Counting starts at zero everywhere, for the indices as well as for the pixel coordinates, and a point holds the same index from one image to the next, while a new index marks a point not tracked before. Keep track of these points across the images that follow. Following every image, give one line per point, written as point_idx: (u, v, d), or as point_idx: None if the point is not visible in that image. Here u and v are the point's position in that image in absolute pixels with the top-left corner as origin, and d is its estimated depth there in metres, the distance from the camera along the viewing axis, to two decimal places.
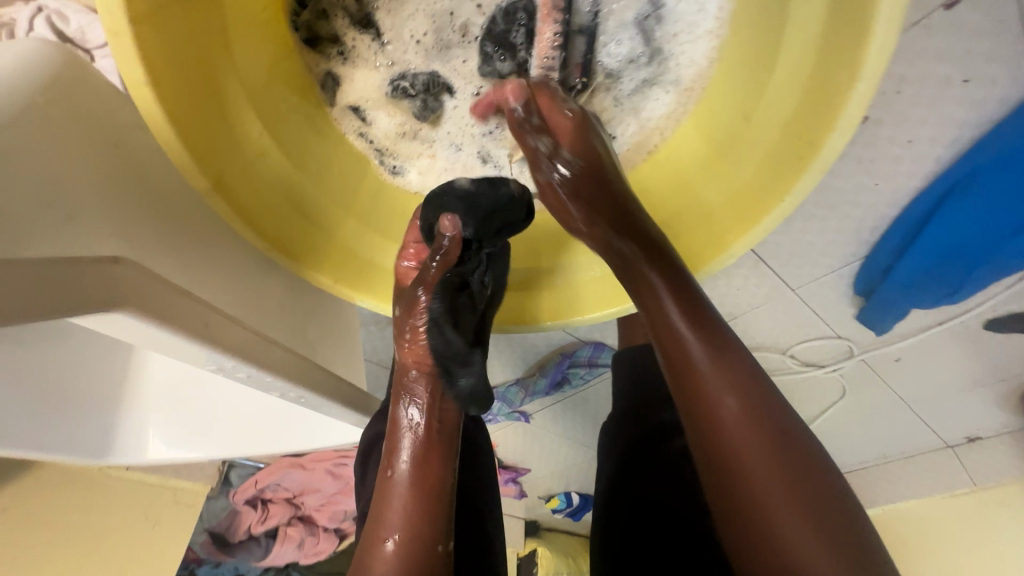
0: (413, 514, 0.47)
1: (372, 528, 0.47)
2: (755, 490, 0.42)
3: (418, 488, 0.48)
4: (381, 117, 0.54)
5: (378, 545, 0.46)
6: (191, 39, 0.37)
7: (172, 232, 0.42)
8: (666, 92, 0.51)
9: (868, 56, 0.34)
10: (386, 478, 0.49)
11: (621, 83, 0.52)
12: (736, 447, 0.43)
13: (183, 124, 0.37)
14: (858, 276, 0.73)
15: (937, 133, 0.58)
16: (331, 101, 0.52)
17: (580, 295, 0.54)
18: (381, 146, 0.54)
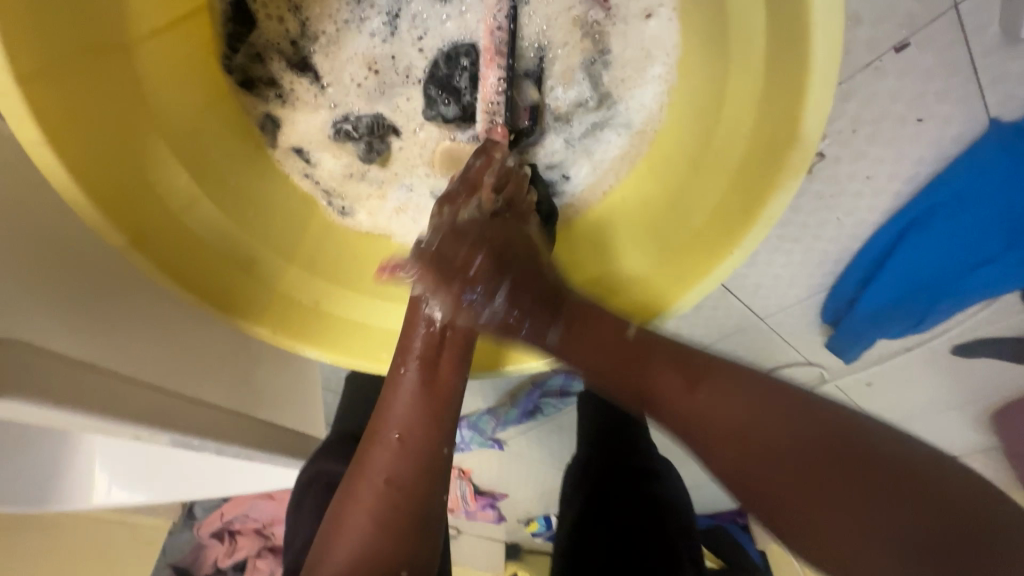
0: (406, 464, 0.46)
1: (359, 473, 0.46)
2: (790, 494, 0.37)
3: (411, 442, 0.46)
4: (325, 159, 0.52)
5: (367, 489, 0.45)
6: (92, 95, 0.36)
7: (87, 292, 0.40)
8: (619, 135, 0.50)
9: (806, 122, 0.35)
10: (375, 427, 0.48)
11: (571, 127, 0.51)
12: (762, 452, 0.38)
13: (94, 180, 0.35)
14: (824, 306, 0.69)
15: (896, 170, 0.57)
16: (273, 144, 0.50)
17: None
18: (328, 188, 0.52)
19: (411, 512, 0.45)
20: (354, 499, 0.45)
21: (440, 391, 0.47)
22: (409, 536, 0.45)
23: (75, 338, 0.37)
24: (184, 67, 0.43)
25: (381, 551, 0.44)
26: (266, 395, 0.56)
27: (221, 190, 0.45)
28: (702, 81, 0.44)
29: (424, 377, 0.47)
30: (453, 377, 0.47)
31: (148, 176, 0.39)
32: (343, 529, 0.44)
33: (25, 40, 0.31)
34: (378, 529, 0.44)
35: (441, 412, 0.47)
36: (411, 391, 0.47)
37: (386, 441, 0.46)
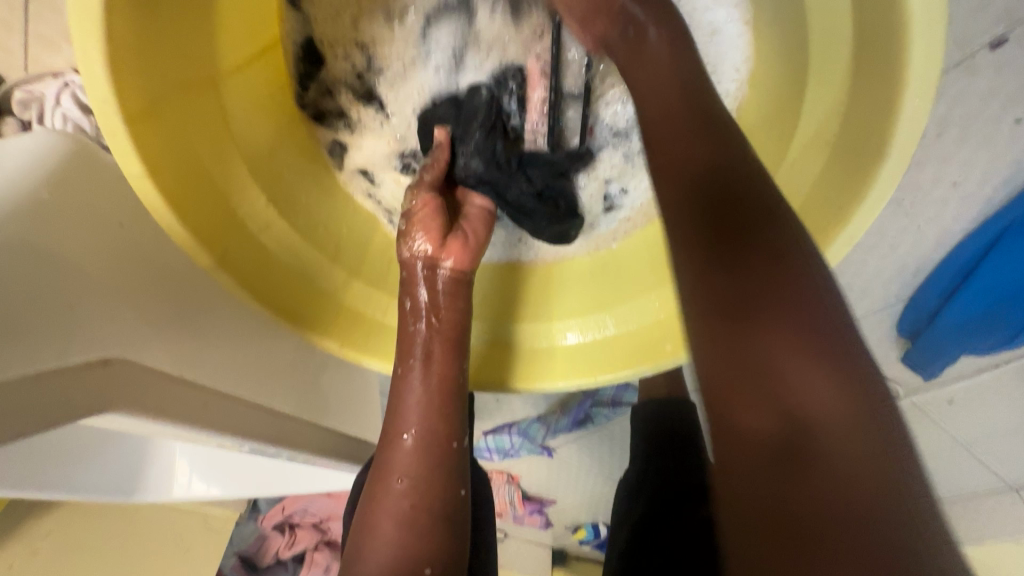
0: (421, 464, 0.47)
1: (377, 479, 0.47)
2: (806, 385, 0.28)
3: (424, 442, 0.47)
4: (390, 181, 0.53)
5: (389, 492, 0.46)
6: (189, 127, 0.39)
7: (176, 306, 0.43)
8: None
9: (895, 138, 0.33)
10: (388, 433, 0.48)
11: (630, 140, 0.53)
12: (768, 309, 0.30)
13: (184, 205, 0.38)
14: (901, 317, 0.65)
15: (989, 173, 0.52)
16: (341, 168, 0.52)
17: (555, 361, 0.49)
18: (390, 207, 0.54)
19: (433, 508, 0.46)
20: (379, 505, 0.46)
21: (445, 386, 0.47)
22: (433, 533, 0.46)
23: (164, 348, 0.40)
24: (262, 95, 0.45)
25: (408, 549, 0.44)
26: (330, 403, 0.58)
27: (292, 211, 0.47)
28: (772, 92, 0.42)
29: (426, 377, 0.47)
30: (454, 371, 0.48)
31: (230, 200, 0.42)
32: (373, 532, 0.45)
33: (129, 83, 0.34)
34: (405, 528, 0.45)
35: (450, 409, 0.48)
36: (418, 392, 0.47)
37: (400, 444, 0.47)
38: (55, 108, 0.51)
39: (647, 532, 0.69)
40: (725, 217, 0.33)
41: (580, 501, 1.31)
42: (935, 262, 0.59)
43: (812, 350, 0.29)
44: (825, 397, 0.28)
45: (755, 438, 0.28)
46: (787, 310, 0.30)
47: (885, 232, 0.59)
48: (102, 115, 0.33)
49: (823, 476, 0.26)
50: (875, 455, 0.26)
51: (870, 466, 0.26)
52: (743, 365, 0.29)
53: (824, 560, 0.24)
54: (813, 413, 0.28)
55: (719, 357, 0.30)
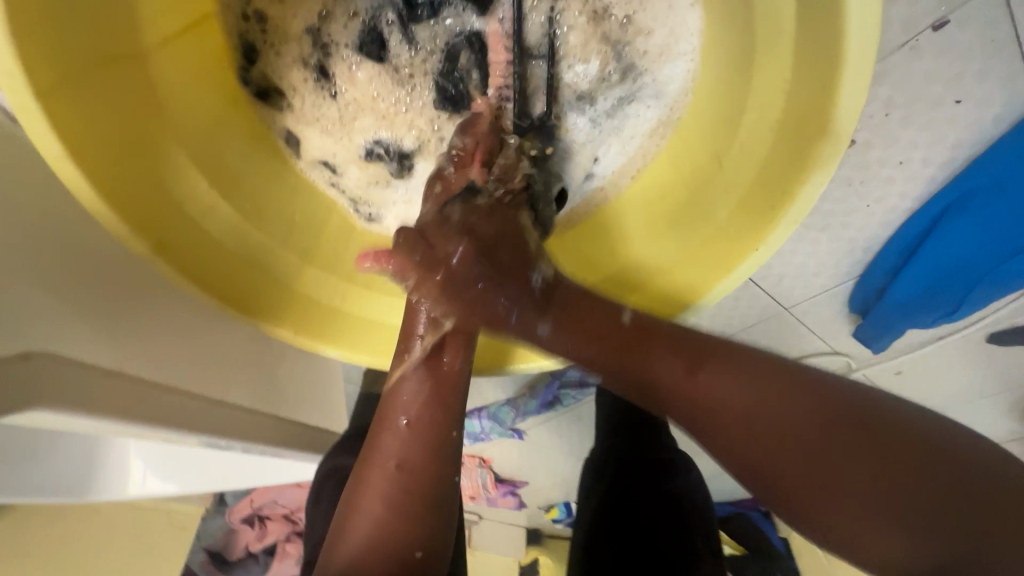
0: (414, 447, 0.46)
1: (366, 460, 0.47)
2: (805, 480, 0.37)
3: (417, 427, 0.46)
4: (350, 169, 0.52)
5: (376, 473, 0.46)
6: (117, 106, 0.36)
7: (115, 297, 0.41)
8: (647, 107, 0.48)
9: (835, 118, 0.34)
10: (384, 413, 0.47)
11: (596, 104, 0.49)
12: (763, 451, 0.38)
13: (116, 191, 0.36)
14: (853, 294, 0.69)
15: (931, 153, 0.54)
16: (298, 156, 0.50)
17: (535, 342, 0.48)
18: (353, 196, 0.52)
19: (425, 495, 0.45)
20: (365, 485, 0.45)
21: (447, 374, 0.47)
22: (422, 517, 0.45)
23: (97, 343, 0.38)
24: (199, 70, 0.43)
25: (393, 533, 0.44)
26: (290, 393, 0.57)
27: (238, 196, 0.45)
28: (725, 72, 0.43)
29: (430, 361, 0.46)
30: (459, 358, 0.47)
31: (166, 183, 0.39)
32: (359, 511, 0.45)
33: (42, 56, 0.31)
34: (392, 512, 0.44)
35: (449, 396, 0.47)
36: (418, 375, 0.46)
37: (394, 426, 0.46)
38: None
39: (609, 509, 0.71)
40: (650, 344, 0.41)
41: (551, 481, 1.34)
42: (882, 241, 0.62)
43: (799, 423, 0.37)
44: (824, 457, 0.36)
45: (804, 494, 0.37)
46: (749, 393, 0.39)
47: (835, 211, 0.61)
48: (11, 91, 0.31)
49: (826, 504, 0.37)
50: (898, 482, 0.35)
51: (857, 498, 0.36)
52: (763, 482, 0.39)
53: (881, 553, 0.36)
54: (816, 504, 0.37)
55: (716, 436, 0.40)
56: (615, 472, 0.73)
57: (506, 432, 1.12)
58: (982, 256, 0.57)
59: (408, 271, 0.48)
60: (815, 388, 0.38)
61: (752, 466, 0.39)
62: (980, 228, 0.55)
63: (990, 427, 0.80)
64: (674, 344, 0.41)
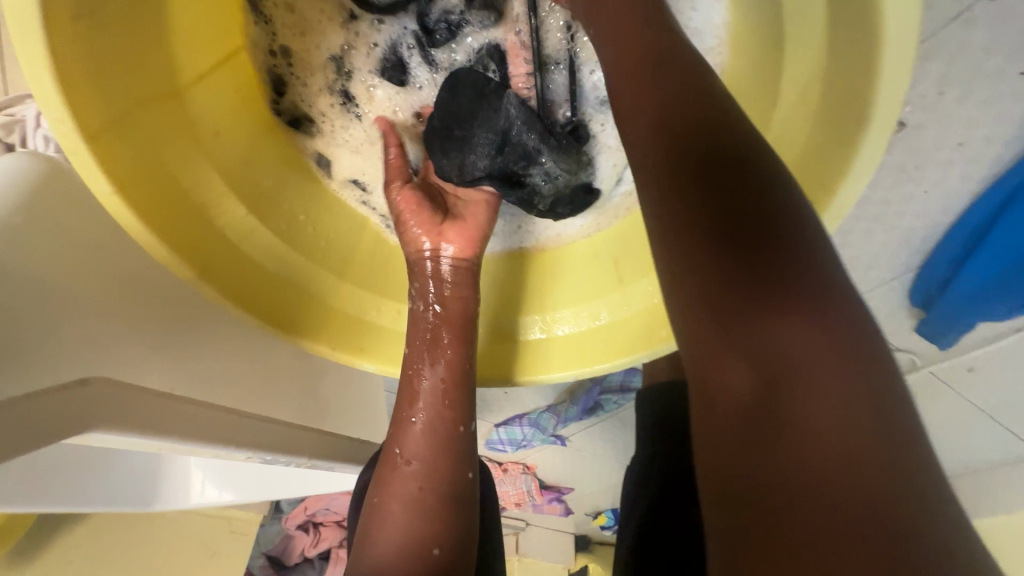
0: (428, 446, 0.48)
1: (386, 459, 0.49)
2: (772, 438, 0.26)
3: (432, 425, 0.48)
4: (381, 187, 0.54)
5: (395, 470, 0.48)
6: (158, 142, 0.38)
7: (165, 321, 0.43)
8: None
9: (877, 100, 0.31)
10: (396, 415, 0.49)
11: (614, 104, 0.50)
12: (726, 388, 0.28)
13: (160, 223, 0.38)
14: (913, 288, 0.65)
15: (995, 131, 0.50)
16: (330, 177, 0.52)
17: (548, 354, 0.49)
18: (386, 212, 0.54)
19: (442, 490, 0.47)
20: (386, 487, 0.47)
21: (450, 371, 0.48)
22: (445, 513, 0.47)
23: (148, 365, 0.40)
24: (233, 102, 0.45)
25: (416, 530, 0.45)
26: (332, 407, 0.59)
27: (275, 220, 0.47)
28: (755, 62, 0.41)
29: (435, 362, 0.47)
30: (461, 357, 0.48)
31: (207, 212, 0.41)
32: (382, 515, 0.46)
33: (88, 103, 0.34)
34: (416, 510, 0.46)
35: (456, 394, 0.48)
36: (428, 375, 0.47)
37: (409, 426, 0.48)
38: (37, 132, 0.51)
39: (652, 519, 0.69)
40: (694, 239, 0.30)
41: (598, 487, 1.32)
42: (944, 231, 0.58)
43: (835, 353, 0.27)
44: (837, 434, 0.25)
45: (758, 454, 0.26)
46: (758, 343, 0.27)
47: (888, 200, 0.57)
48: (64, 138, 0.33)
49: (793, 488, 0.24)
50: (876, 461, 0.24)
51: (860, 479, 0.24)
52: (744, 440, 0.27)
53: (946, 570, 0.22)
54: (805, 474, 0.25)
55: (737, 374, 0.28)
56: (656, 482, 0.71)
57: (549, 438, 1.11)
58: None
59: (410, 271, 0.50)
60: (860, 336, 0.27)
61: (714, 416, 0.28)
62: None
63: None
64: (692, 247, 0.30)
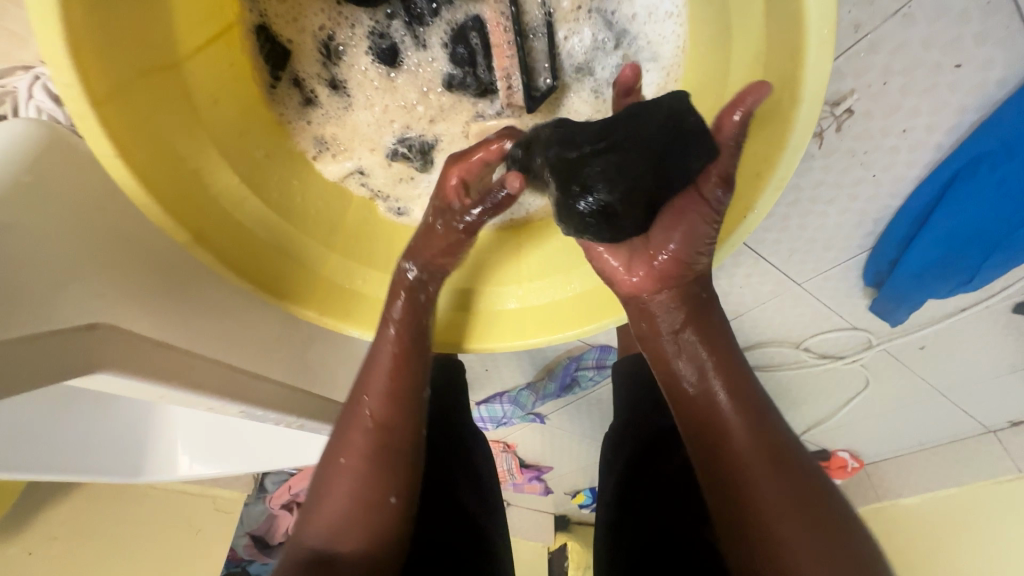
0: (389, 411, 0.51)
1: (343, 430, 0.51)
2: (774, 505, 0.44)
3: (391, 398, 0.51)
4: (376, 168, 0.56)
5: (358, 431, 0.51)
6: (156, 111, 0.41)
7: (165, 281, 0.46)
8: (648, 71, 0.50)
9: (806, 85, 0.36)
10: (359, 390, 0.52)
11: (596, 73, 0.52)
12: (750, 438, 0.47)
13: (159, 187, 0.40)
14: (867, 268, 0.71)
15: (934, 120, 0.55)
16: (319, 157, 0.55)
17: (521, 322, 0.54)
18: (381, 192, 0.58)
19: (398, 449, 0.51)
20: (347, 447, 0.50)
21: (412, 352, 0.52)
22: (399, 468, 0.50)
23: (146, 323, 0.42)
24: (227, 76, 0.47)
25: (370, 485, 0.49)
26: (322, 373, 0.62)
27: (267, 191, 0.50)
28: (714, 51, 0.45)
29: (401, 336, 0.52)
30: (423, 336, 0.53)
31: (204, 179, 0.44)
32: (340, 474, 0.50)
33: (92, 68, 0.35)
34: (369, 468, 0.49)
35: (417, 370, 0.53)
36: (393, 347, 0.52)
37: (367, 399, 0.51)
38: (29, 101, 0.53)
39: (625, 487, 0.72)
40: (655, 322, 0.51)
41: (577, 465, 1.37)
42: (891, 218, 0.64)
43: (755, 437, 0.47)
44: (761, 489, 0.45)
45: (746, 484, 0.45)
46: (732, 451, 0.47)
47: (841, 183, 0.62)
48: (70, 102, 0.35)
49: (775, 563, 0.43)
50: (809, 513, 0.44)
51: (802, 527, 0.43)
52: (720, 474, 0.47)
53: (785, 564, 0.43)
54: (770, 507, 0.44)
55: (722, 455, 0.47)
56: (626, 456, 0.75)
57: (529, 416, 1.15)
58: (988, 228, 0.58)
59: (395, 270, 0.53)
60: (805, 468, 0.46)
61: (715, 451, 0.48)
62: (985, 198, 0.56)
63: (1008, 388, 0.87)
64: (724, 363, 0.50)
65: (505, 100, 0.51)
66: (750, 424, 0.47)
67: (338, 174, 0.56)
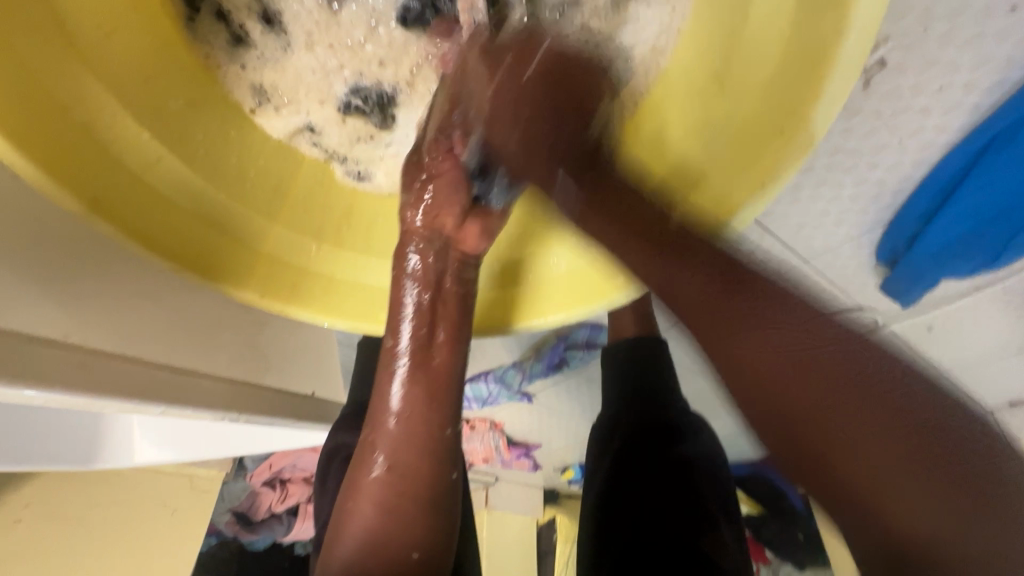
0: (405, 450, 0.47)
1: (360, 464, 0.48)
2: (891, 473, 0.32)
3: (410, 431, 0.47)
4: (330, 125, 0.49)
5: (368, 476, 0.47)
6: (23, 46, 0.32)
7: (63, 266, 0.39)
8: (649, 8, 0.42)
9: (854, 12, 0.28)
10: (374, 414, 0.48)
11: (584, 8, 0.44)
12: (840, 423, 0.33)
13: (34, 142, 0.32)
14: (879, 245, 0.62)
15: (976, 76, 0.46)
16: (257, 108, 0.46)
17: (550, 292, 0.46)
18: (337, 153, 0.50)
19: (418, 495, 0.47)
20: (358, 490, 0.47)
21: (437, 374, 0.47)
22: (421, 515, 0.47)
23: (31, 320, 0.35)
24: (126, 6, 0.39)
25: (392, 534, 0.46)
26: (274, 359, 0.56)
27: (189, 150, 0.41)
28: None
29: (422, 362, 0.47)
30: (450, 357, 0.47)
31: (100, 136, 0.36)
32: (354, 515, 0.47)
33: None
34: (389, 515, 0.46)
35: (439, 396, 0.47)
36: (408, 366, 0.46)
37: (383, 427, 0.47)
38: None
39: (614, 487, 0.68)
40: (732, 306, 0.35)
41: (566, 444, 1.33)
42: (915, 184, 0.55)
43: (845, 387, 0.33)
44: (890, 455, 0.32)
45: (826, 445, 0.33)
46: (839, 408, 0.33)
47: (861, 149, 0.54)
48: None
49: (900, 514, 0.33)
50: (931, 444, 0.33)
51: (919, 485, 0.32)
52: (800, 452, 0.34)
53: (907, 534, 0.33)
54: (868, 473, 0.33)
55: (767, 408, 0.35)
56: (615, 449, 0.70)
57: (515, 395, 1.10)
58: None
59: (394, 287, 0.46)
60: (901, 403, 0.33)
61: (767, 408, 0.35)
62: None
63: None
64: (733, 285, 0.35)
65: (469, 39, 0.45)
66: (812, 387, 0.33)
67: (284, 131, 0.48)
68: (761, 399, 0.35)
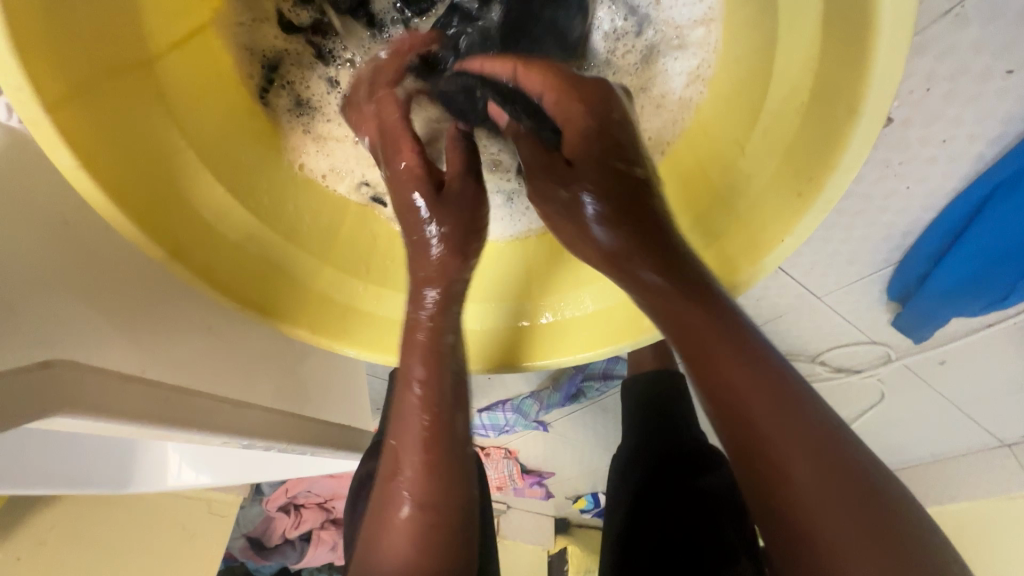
0: (415, 521, 0.40)
1: (372, 533, 0.41)
2: (779, 448, 0.35)
3: (424, 495, 0.41)
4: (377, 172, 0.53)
5: (386, 553, 0.39)
6: (127, 114, 0.37)
7: (132, 306, 0.42)
8: (676, 63, 0.47)
9: (867, 99, 0.32)
10: (388, 475, 0.42)
11: (616, 68, 0.50)
12: (783, 439, 0.35)
13: (129, 198, 0.36)
14: (892, 282, 0.65)
15: (979, 130, 0.49)
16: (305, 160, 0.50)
17: (560, 336, 0.49)
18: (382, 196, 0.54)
19: (446, 564, 0.40)
20: (368, 569, 0.40)
21: (449, 424, 0.43)
22: None
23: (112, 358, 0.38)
24: (209, 74, 0.44)
25: None
26: (310, 390, 0.59)
27: (253, 199, 0.45)
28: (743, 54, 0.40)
29: (432, 405, 0.43)
30: (457, 408, 0.43)
31: (182, 191, 0.40)
32: None
33: (49, 70, 0.32)
34: None
35: (454, 451, 0.43)
36: (427, 417, 0.43)
37: (401, 460, 0.44)
38: None
39: (635, 516, 0.69)
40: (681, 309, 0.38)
41: (580, 472, 1.33)
42: (924, 227, 0.58)
43: (777, 386, 0.36)
44: (811, 480, 0.34)
45: (736, 394, 0.36)
46: (784, 425, 0.35)
47: (872, 195, 0.57)
48: (23, 108, 0.31)
49: (808, 527, 0.33)
50: (825, 449, 0.35)
51: (789, 432, 0.35)
52: (728, 409, 0.37)
53: (805, 517, 0.34)
54: (785, 455, 0.35)
55: (708, 381, 0.37)
56: (636, 477, 0.72)
57: (531, 424, 1.11)
58: None
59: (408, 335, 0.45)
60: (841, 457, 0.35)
61: (693, 338, 0.38)
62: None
63: None
64: (676, 296, 0.39)
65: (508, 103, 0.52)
66: (774, 409, 0.36)
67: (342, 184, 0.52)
68: (698, 364, 0.38)
